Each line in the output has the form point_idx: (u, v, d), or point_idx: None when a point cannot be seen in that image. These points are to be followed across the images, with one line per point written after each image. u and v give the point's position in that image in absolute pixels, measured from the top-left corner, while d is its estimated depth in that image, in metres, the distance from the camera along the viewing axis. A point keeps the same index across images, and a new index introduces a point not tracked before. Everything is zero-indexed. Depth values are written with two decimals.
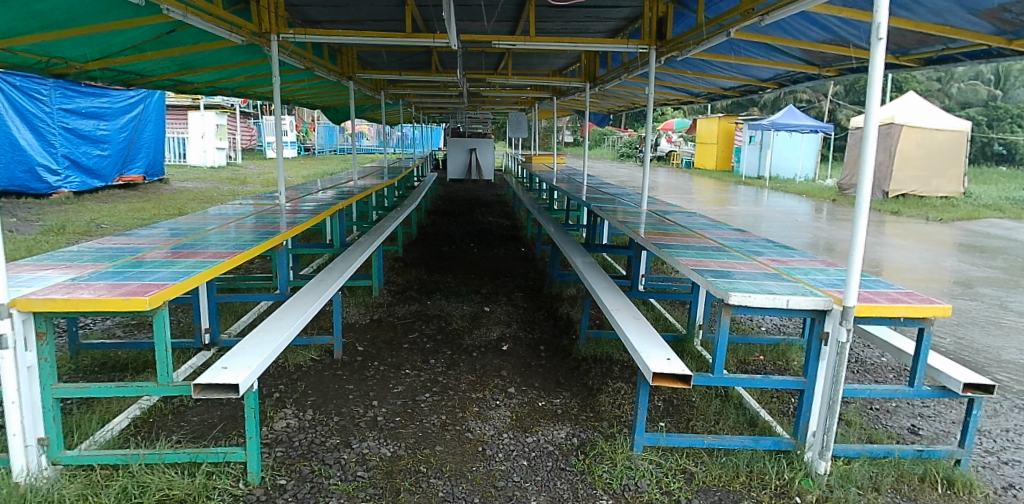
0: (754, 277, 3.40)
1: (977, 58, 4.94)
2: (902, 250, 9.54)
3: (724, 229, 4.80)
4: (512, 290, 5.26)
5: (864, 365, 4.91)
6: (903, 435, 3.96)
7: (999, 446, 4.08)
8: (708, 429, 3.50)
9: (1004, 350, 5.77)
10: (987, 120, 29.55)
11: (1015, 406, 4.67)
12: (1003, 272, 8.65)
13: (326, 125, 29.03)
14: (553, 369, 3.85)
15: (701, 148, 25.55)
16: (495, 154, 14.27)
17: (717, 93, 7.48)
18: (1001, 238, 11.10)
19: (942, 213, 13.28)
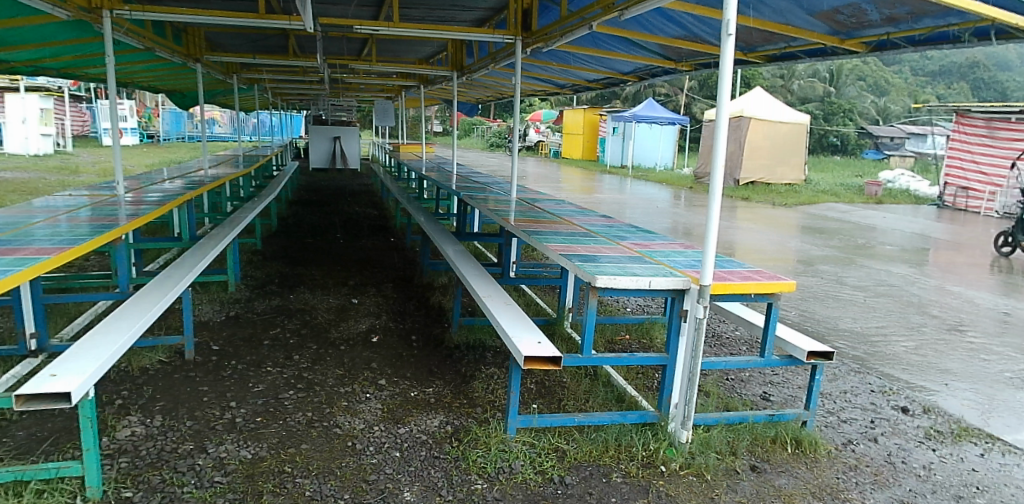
0: (618, 261, 3.51)
1: (813, 57, 5.41)
2: (753, 233, 10.31)
3: (590, 215, 4.94)
4: (381, 280, 5.14)
5: (721, 339, 5.25)
6: (756, 401, 4.27)
7: (838, 406, 4.50)
8: (579, 407, 3.59)
9: (840, 319, 6.39)
10: (823, 114, 32.62)
11: (850, 369, 5.19)
12: (837, 250, 9.60)
13: (173, 110, 27.04)
14: (425, 358, 3.80)
15: (568, 139, 26.24)
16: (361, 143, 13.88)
17: (582, 85, 7.69)
18: (837, 220, 12.30)
19: (786, 198, 14.51)
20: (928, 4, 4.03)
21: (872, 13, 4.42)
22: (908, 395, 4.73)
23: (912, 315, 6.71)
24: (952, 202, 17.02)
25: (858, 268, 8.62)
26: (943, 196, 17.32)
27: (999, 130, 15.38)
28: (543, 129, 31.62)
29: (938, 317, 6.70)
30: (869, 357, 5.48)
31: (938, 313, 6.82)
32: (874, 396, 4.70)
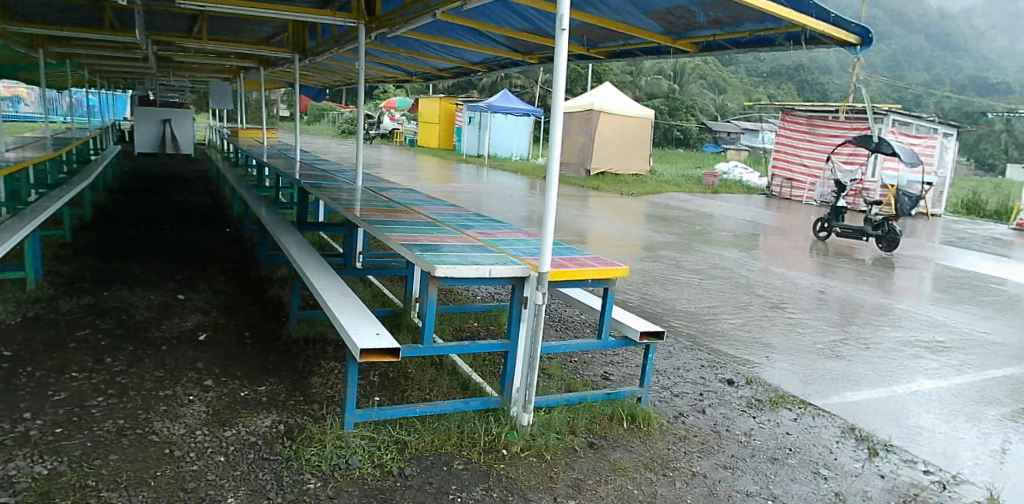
0: (460, 250, 3.51)
1: (649, 55, 5.71)
2: (600, 221, 10.78)
3: (437, 204, 4.92)
4: (213, 274, 4.82)
5: (567, 323, 5.46)
6: (597, 381, 4.47)
7: (671, 381, 4.82)
8: (422, 397, 3.57)
9: (677, 301, 6.85)
10: (668, 110, 34.76)
11: (683, 346, 5.57)
12: (677, 237, 10.27)
13: None
14: (259, 355, 3.61)
15: (423, 127, 26.20)
16: (193, 127, 13.16)
17: (432, 73, 7.65)
18: (678, 209, 13.16)
19: (634, 188, 15.31)
20: (747, 11, 4.36)
21: (700, 15, 4.72)
22: (733, 369, 5.15)
23: (740, 294, 7.33)
24: (779, 192, 18.72)
25: (695, 253, 9.28)
26: (771, 187, 19.06)
27: (818, 127, 17.14)
28: (398, 117, 31.19)
29: (763, 296, 7.35)
30: (701, 335, 5.91)
31: (762, 293, 7.49)
32: (704, 370, 5.07)
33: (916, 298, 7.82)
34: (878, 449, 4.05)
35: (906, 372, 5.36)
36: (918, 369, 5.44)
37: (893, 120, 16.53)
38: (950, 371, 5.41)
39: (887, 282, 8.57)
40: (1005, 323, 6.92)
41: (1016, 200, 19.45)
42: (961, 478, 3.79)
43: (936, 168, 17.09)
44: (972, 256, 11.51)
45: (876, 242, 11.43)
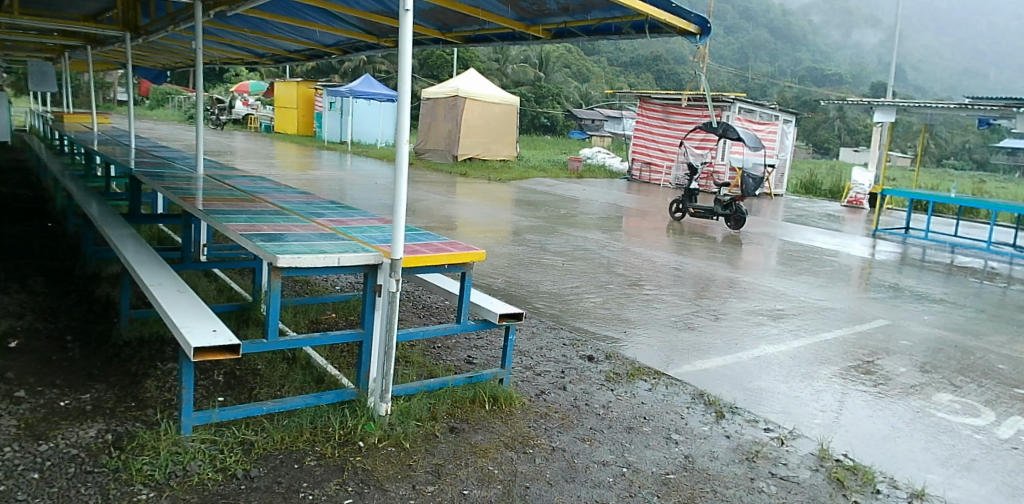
0: (306, 239, 3.38)
1: (504, 40, 5.76)
2: (467, 207, 10.82)
3: (286, 193, 4.72)
4: (30, 274, 4.36)
5: (430, 309, 5.44)
6: (460, 365, 4.48)
7: (534, 361, 4.91)
8: (272, 394, 3.42)
9: (541, 283, 7.01)
10: (534, 97, 35.65)
11: (546, 326, 5.72)
12: (543, 220, 10.51)
13: None
14: (83, 361, 3.34)
15: (280, 112, 25.33)
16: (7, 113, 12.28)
17: (284, 56, 7.31)
18: (545, 194, 13.47)
19: (501, 174, 15.51)
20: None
21: (549, 2, 4.81)
22: (594, 345, 5.35)
23: (601, 274, 7.62)
24: (639, 176, 19.67)
25: (560, 236, 9.54)
26: (632, 171, 19.92)
27: (673, 115, 18.17)
28: (253, 102, 29.68)
29: (623, 275, 7.70)
30: (564, 314, 6.09)
31: (622, 271, 7.84)
32: (565, 348, 5.23)
33: (760, 271, 8.49)
34: (724, 412, 4.36)
35: (750, 339, 5.81)
36: (761, 335, 5.91)
37: (739, 108, 17.81)
38: (788, 336, 5.93)
39: (736, 258, 9.24)
40: (834, 291, 7.69)
41: (844, 180, 21.64)
42: (796, 432, 4.17)
43: (778, 152, 18.65)
44: (809, 231, 12.68)
45: (725, 221, 12.29)
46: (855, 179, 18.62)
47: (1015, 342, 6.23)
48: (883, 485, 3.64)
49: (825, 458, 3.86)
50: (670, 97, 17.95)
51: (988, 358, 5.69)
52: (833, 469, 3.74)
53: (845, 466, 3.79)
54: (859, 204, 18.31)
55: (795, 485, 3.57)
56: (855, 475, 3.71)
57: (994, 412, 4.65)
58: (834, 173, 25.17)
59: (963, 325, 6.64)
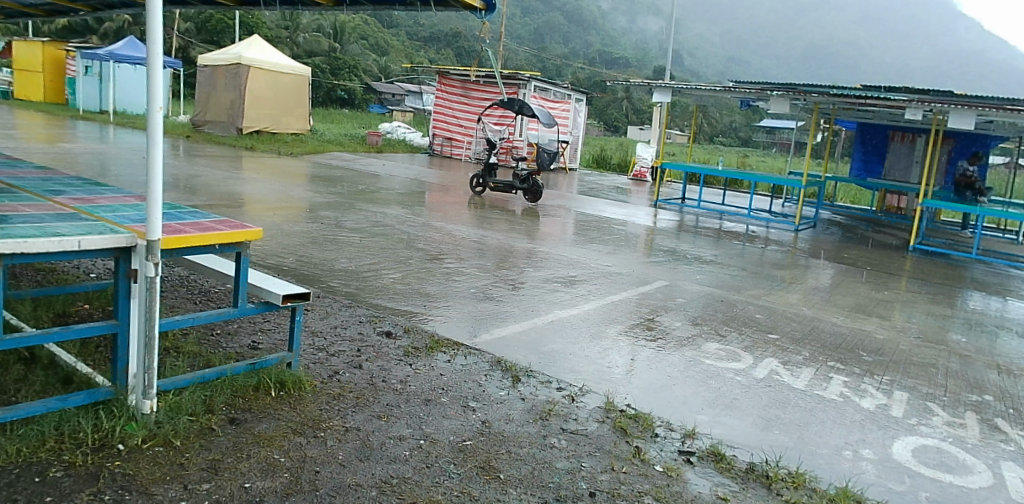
0: (39, 220, 2.93)
1: (285, 5, 5.39)
2: (255, 183, 10.15)
3: (19, 168, 4.08)
4: None
5: (208, 294, 5.04)
6: (243, 352, 4.19)
7: (328, 341, 4.73)
8: (4, 400, 3.00)
9: (336, 261, 6.75)
10: (329, 68, 36.08)
11: (341, 304, 5.54)
12: (340, 197, 10.15)
13: None
14: None
15: (23, 77, 22.21)
16: None
17: (15, 9, 6.24)
18: (342, 169, 13.08)
19: (292, 148, 14.82)
20: None
21: None
22: (392, 321, 5.29)
23: (400, 250, 7.53)
24: (440, 150, 19.76)
25: (358, 212, 9.28)
26: (433, 146, 19.88)
27: (471, 91, 18.56)
28: None
29: (422, 249, 7.68)
30: (361, 292, 5.94)
31: (423, 246, 7.83)
32: (361, 325, 5.11)
33: (556, 241, 8.94)
34: (520, 376, 4.52)
35: (546, 305, 6.09)
36: (555, 301, 6.23)
37: (535, 85, 18.30)
38: (580, 300, 6.30)
39: (534, 229, 9.64)
40: (621, 257, 8.31)
41: (630, 154, 23.51)
42: (585, 389, 4.46)
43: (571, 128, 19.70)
44: (600, 203, 13.58)
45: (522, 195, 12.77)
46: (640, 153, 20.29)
47: (768, 294, 7.20)
48: (660, 429, 4.05)
49: (612, 410, 4.18)
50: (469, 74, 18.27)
51: (747, 309, 6.54)
52: (618, 419, 4.07)
53: (629, 415, 4.14)
54: (643, 178, 20.07)
55: (584, 437, 3.84)
56: (636, 423, 4.07)
57: (750, 355, 5.35)
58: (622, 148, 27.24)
59: (728, 282, 7.54)
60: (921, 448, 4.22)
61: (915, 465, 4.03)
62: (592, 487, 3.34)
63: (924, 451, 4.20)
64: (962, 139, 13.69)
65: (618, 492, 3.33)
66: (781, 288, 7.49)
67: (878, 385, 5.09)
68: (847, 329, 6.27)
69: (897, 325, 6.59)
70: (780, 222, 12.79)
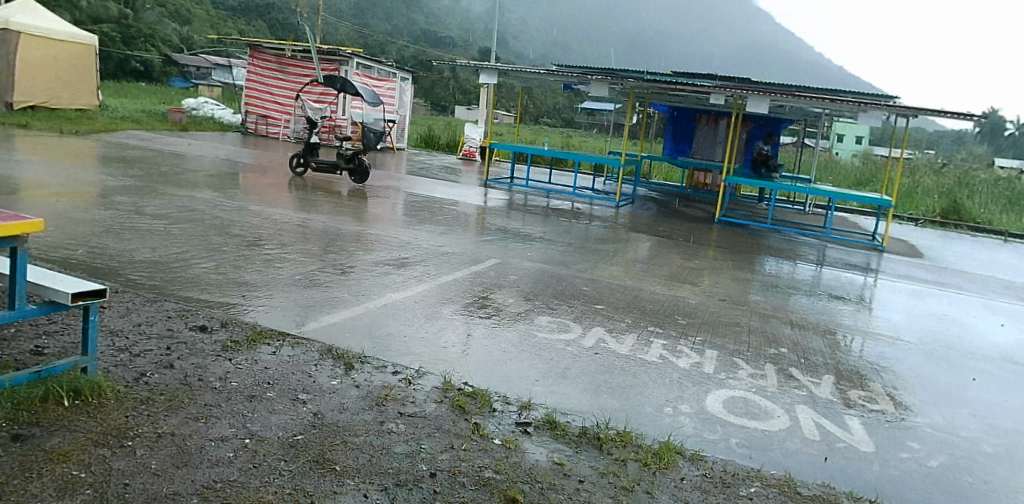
0: None
1: None
2: (31, 166, 8.86)
3: None
4: None
5: None
6: (24, 359, 3.63)
7: (131, 341, 4.23)
8: None
9: (136, 252, 6.07)
10: (121, 37, 34.12)
11: (145, 299, 4.98)
12: (140, 180, 9.17)
13: None
14: None
15: None
16: None
17: None
18: (141, 149, 11.84)
19: (78, 127, 13.16)
20: None
21: None
22: (206, 314, 4.85)
23: (213, 237, 6.94)
24: (254, 128, 18.98)
25: (161, 197, 8.42)
26: (246, 124, 19.08)
27: (287, 66, 18.48)
28: None
29: (239, 235, 7.15)
30: (168, 285, 5.38)
31: (239, 232, 7.28)
32: (171, 321, 4.64)
33: (386, 223, 8.72)
34: (354, 363, 4.35)
35: (377, 288, 5.91)
36: (387, 284, 6.06)
37: (359, 64, 18.17)
38: (412, 281, 6.20)
39: (361, 211, 9.35)
40: (452, 237, 8.30)
41: (459, 134, 23.58)
42: (422, 371, 4.39)
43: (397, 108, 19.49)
44: (430, 183, 13.48)
45: (348, 175, 12.36)
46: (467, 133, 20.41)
47: (593, 267, 7.56)
48: (498, 403, 4.10)
49: (449, 389, 4.16)
50: (283, 48, 18.13)
51: (575, 283, 6.82)
52: (456, 398, 4.05)
53: (466, 393, 4.14)
54: (472, 157, 20.31)
55: (422, 419, 3.78)
56: (474, 400, 4.09)
57: (579, 326, 5.59)
58: (451, 128, 27.24)
59: (556, 258, 7.81)
60: (730, 399, 4.67)
61: (725, 415, 4.45)
62: (433, 468, 3.32)
63: (733, 402, 4.65)
64: (755, 121, 15.27)
65: (459, 470, 3.33)
66: (605, 261, 7.90)
67: (692, 345, 5.54)
68: (666, 296, 6.77)
69: (708, 290, 7.22)
70: (602, 199, 13.51)
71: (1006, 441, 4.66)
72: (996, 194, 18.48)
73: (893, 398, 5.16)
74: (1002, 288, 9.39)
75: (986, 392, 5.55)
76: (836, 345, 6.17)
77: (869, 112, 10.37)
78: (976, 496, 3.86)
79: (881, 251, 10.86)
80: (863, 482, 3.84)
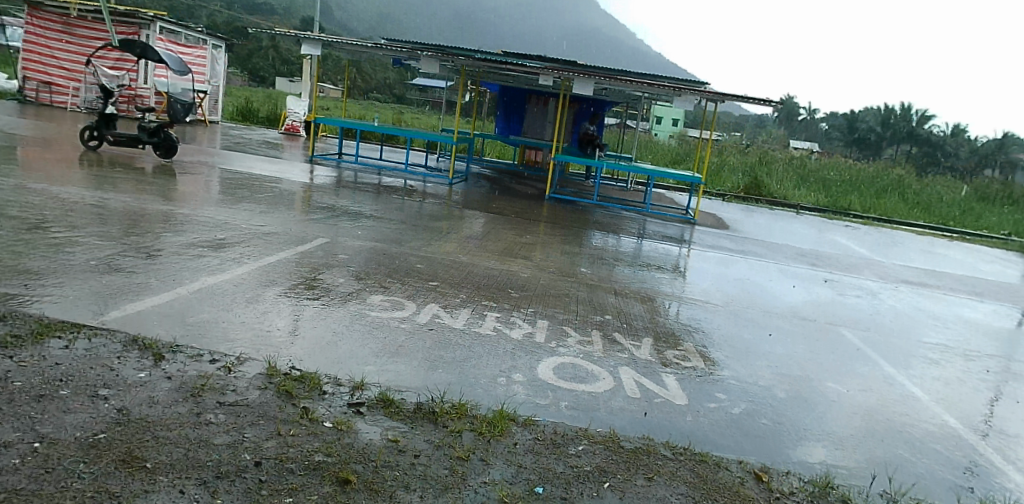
0: None
1: None
2: None
3: None
4: None
5: None
6: None
7: None
8: None
9: None
10: None
11: None
12: None
13: None
14: None
15: None
16: None
17: None
18: None
19: None
20: None
21: None
22: None
23: None
24: (35, 97, 17.11)
25: None
26: (22, 90, 17.11)
27: (74, 28, 16.89)
28: None
29: (19, 218, 6.28)
30: None
31: (19, 214, 6.40)
32: None
33: (199, 202, 8.07)
34: (163, 353, 3.98)
35: (190, 272, 5.47)
36: (200, 268, 5.62)
37: (160, 28, 16.99)
38: (231, 264, 5.81)
39: (170, 190, 8.59)
40: (275, 216, 7.87)
41: (278, 107, 22.96)
42: (244, 357, 4.12)
43: (208, 77, 18.64)
44: (250, 159, 12.72)
45: (153, 150, 11.37)
46: (289, 107, 20.00)
47: (427, 245, 7.53)
48: (328, 386, 3.96)
49: (274, 375, 3.95)
50: (68, 8, 16.47)
51: (408, 260, 6.76)
52: (282, 383, 3.86)
53: (293, 377, 3.96)
54: (296, 132, 19.83)
55: (243, 407, 3.56)
56: (302, 384, 3.91)
57: (413, 303, 5.56)
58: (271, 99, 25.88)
59: (387, 235, 7.69)
60: (560, 366, 4.88)
61: (555, 380, 4.64)
62: (258, 456, 3.14)
63: (562, 368, 4.87)
64: (582, 103, 15.98)
65: (287, 456, 3.19)
66: (439, 238, 7.90)
67: (524, 316, 5.72)
68: (498, 271, 6.92)
69: (538, 264, 7.48)
70: (435, 176, 13.50)
71: (795, 386, 5.30)
72: (787, 173, 20.91)
73: (703, 355, 5.68)
74: (792, 254, 10.66)
75: (779, 345, 6.29)
76: (655, 310, 6.67)
77: (683, 96, 11.23)
78: (771, 436, 4.36)
79: (693, 224, 11.87)
80: (678, 432, 4.19)
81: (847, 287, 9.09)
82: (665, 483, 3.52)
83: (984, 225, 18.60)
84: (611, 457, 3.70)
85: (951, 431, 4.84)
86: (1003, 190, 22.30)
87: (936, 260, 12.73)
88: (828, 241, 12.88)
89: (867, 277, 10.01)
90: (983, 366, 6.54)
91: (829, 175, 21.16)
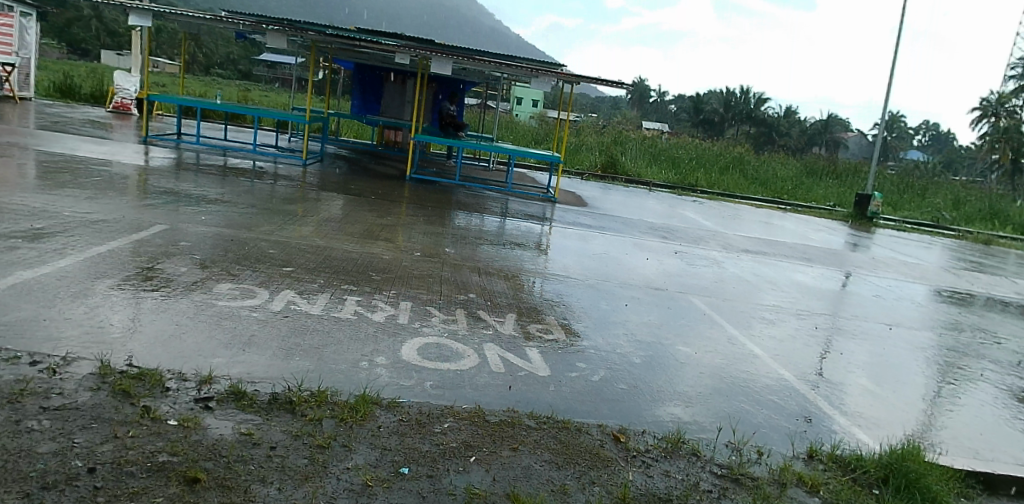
0: None
1: None
2: None
3: None
4: None
5: None
6: None
7: None
8: None
9: None
10: None
11: None
12: None
13: None
14: None
15: None
16: None
17: None
18: None
19: None
20: None
21: None
22: None
23: None
24: None
25: None
26: None
27: None
28: None
29: None
30: None
31: None
32: None
33: (10, 188, 7.20)
34: None
35: (1, 266, 4.88)
36: (14, 261, 5.03)
37: None
38: (52, 256, 5.24)
39: None
40: (103, 202, 7.19)
41: (106, 84, 20.97)
42: (71, 357, 3.74)
43: (17, 49, 16.64)
44: (72, 140, 11.50)
45: None
46: (118, 83, 18.31)
47: (280, 229, 7.19)
48: (171, 382, 3.69)
49: (108, 374, 3.62)
50: None
51: (259, 246, 6.43)
52: (117, 382, 3.54)
53: (130, 375, 3.65)
54: (127, 110, 18.20)
55: (72, 411, 3.24)
56: (142, 382, 3.62)
57: (265, 290, 5.30)
58: (96, 75, 23.48)
59: (235, 220, 7.26)
60: (424, 346, 4.85)
61: (419, 361, 4.61)
62: (91, 462, 2.87)
63: (426, 348, 4.84)
64: (442, 84, 15.88)
65: (127, 459, 2.94)
66: (293, 222, 7.58)
67: (386, 299, 5.63)
68: (358, 254, 6.76)
69: (400, 245, 7.38)
70: (288, 157, 12.92)
71: (650, 352, 5.63)
72: (641, 152, 22.02)
73: (564, 327, 5.87)
74: (646, 229, 11.25)
75: (634, 314, 6.63)
76: (518, 286, 6.80)
77: (541, 78, 11.45)
78: (628, 399, 4.60)
79: (553, 202, 12.20)
80: (541, 402, 4.31)
81: (696, 257, 9.73)
82: (529, 452, 3.61)
83: (812, 197, 20.63)
84: (477, 432, 3.74)
85: (784, 383, 5.35)
86: (827, 166, 24.82)
87: (772, 230, 13.93)
88: (679, 215, 13.73)
89: (713, 248, 10.78)
90: (812, 323, 7.27)
91: (679, 154, 22.51)
